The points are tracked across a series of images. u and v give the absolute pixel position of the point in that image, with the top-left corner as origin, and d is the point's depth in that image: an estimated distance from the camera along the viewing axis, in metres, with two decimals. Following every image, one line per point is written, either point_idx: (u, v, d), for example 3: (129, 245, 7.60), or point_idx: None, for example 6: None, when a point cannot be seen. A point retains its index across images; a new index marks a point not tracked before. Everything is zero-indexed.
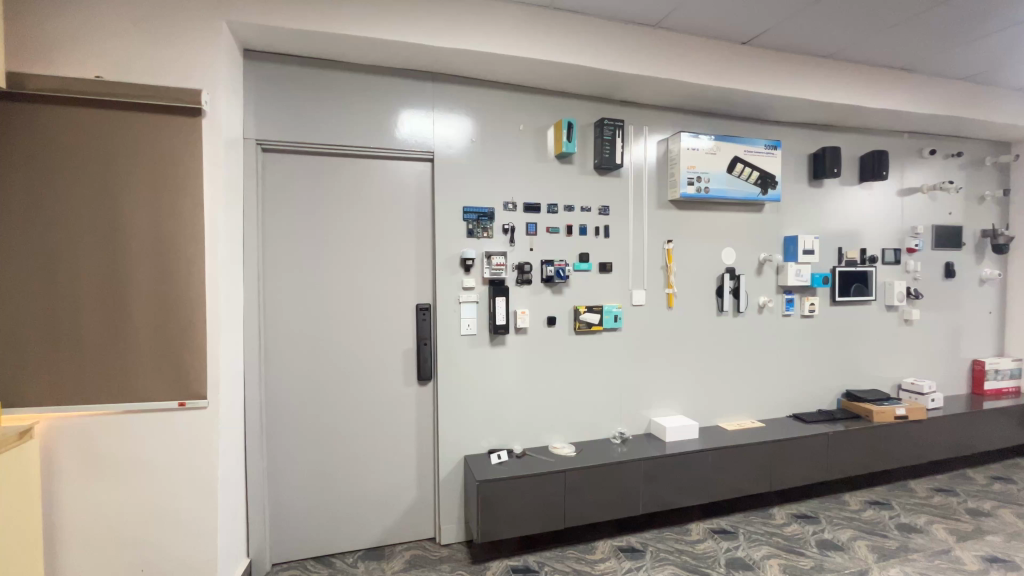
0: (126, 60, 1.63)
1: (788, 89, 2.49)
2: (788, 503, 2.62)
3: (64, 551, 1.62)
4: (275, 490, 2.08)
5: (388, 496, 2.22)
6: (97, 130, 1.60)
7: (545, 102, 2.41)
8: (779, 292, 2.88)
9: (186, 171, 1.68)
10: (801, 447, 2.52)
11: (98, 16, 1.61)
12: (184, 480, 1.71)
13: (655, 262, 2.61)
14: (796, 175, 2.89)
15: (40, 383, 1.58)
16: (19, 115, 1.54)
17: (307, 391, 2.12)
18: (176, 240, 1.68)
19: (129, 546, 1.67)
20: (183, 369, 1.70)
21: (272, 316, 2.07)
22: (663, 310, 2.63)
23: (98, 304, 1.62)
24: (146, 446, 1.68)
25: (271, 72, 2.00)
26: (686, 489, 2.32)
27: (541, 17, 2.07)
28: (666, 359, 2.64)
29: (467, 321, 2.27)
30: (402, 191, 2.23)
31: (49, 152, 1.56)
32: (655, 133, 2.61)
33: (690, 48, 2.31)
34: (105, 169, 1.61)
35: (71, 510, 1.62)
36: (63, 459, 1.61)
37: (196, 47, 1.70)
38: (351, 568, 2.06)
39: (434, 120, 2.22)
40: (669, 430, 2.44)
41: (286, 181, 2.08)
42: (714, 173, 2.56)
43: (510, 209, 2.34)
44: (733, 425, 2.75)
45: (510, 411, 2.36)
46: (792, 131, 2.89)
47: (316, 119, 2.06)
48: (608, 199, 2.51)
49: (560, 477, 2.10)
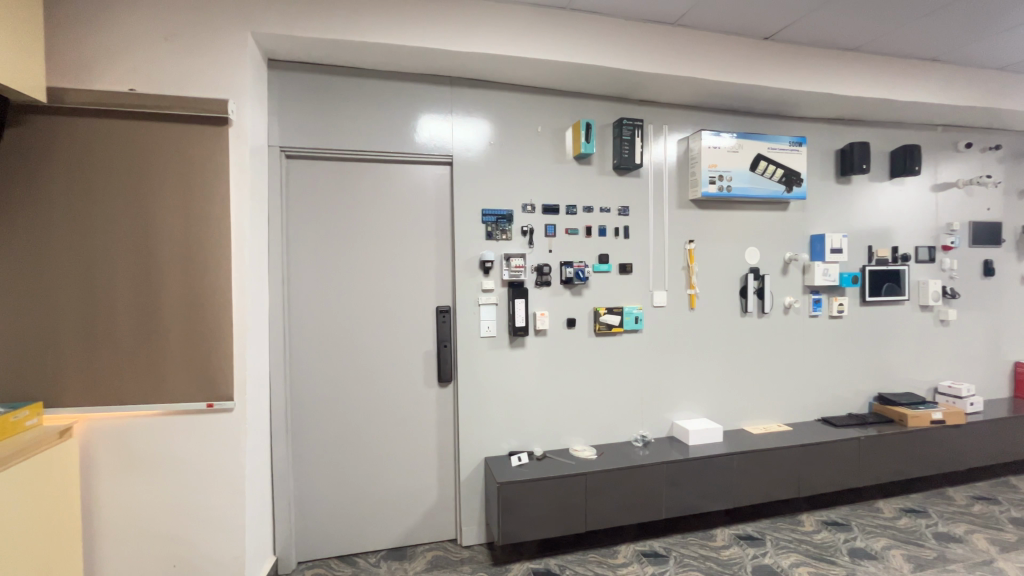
0: (158, 73, 1.69)
1: (813, 85, 2.43)
2: (818, 509, 2.55)
3: (101, 546, 1.68)
4: (300, 490, 2.12)
5: (410, 497, 2.24)
6: (131, 141, 1.67)
7: (563, 103, 2.40)
8: (805, 292, 2.80)
9: (214, 178, 1.73)
10: (831, 452, 2.45)
11: (131, 31, 1.67)
12: (213, 478, 1.76)
13: (676, 263, 2.57)
14: (822, 172, 2.82)
15: (78, 383, 1.64)
16: (60, 127, 1.61)
17: (330, 392, 2.15)
18: (205, 246, 1.73)
19: (162, 541, 1.73)
20: (212, 370, 1.74)
21: (297, 318, 2.11)
22: (685, 312, 2.59)
23: (132, 306, 1.68)
24: (177, 445, 1.73)
25: (294, 80, 2.05)
26: (710, 493, 2.27)
27: (558, 18, 2.07)
28: (690, 361, 2.60)
29: (487, 323, 2.27)
30: (421, 195, 2.25)
31: (86, 162, 1.63)
32: (675, 132, 2.58)
33: (710, 45, 2.28)
34: (139, 178, 1.67)
35: (108, 506, 1.69)
36: (100, 457, 1.68)
37: (222, 58, 1.75)
38: (374, 567, 2.09)
39: (453, 124, 2.23)
40: (692, 433, 2.40)
41: (308, 186, 2.12)
42: (736, 171, 2.51)
43: (529, 210, 2.35)
44: (759, 428, 2.69)
45: (530, 413, 2.36)
46: (818, 126, 2.82)
47: (337, 126, 2.10)
48: (627, 200, 2.49)
49: (582, 479, 2.08)
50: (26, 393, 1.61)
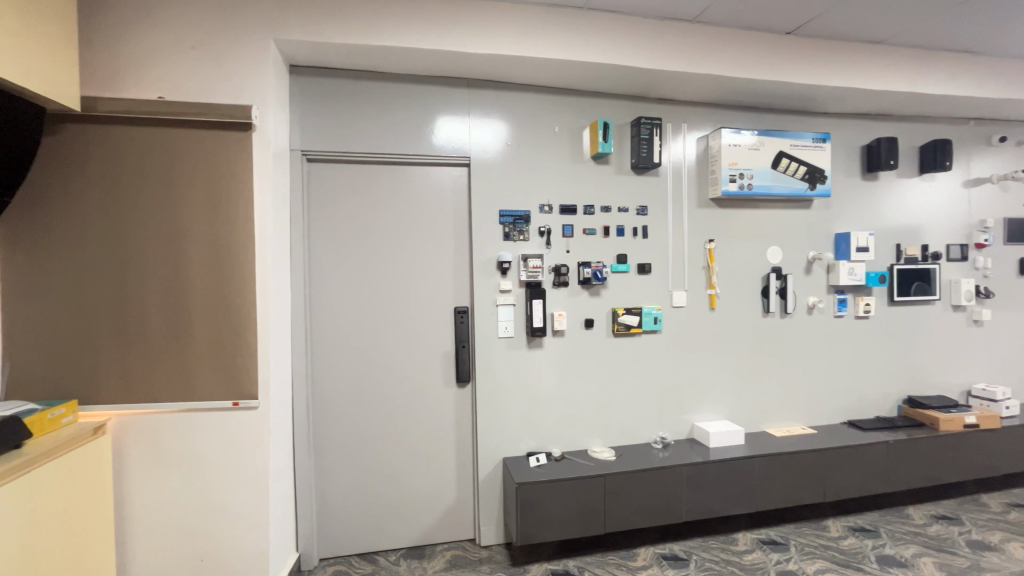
0: (186, 81, 1.74)
1: (838, 79, 2.37)
2: (844, 514, 2.49)
3: (132, 540, 1.74)
4: (321, 489, 2.16)
5: (429, 497, 2.26)
6: (160, 146, 1.72)
7: (581, 103, 2.39)
8: (830, 292, 2.74)
9: (239, 182, 1.78)
10: (858, 456, 2.38)
11: (160, 41, 1.73)
12: (238, 475, 1.80)
13: (696, 263, 2.54)
14: (847, 169, 2.75)
15: (111, 381, 1.71)
16: (94, 135, 1.67)
17: (350, 391, 2.18)
18: (230, 248, 1.77)
19: (190, 535, 1.78)
20: (237, 369, 1.79)
21: (319, 319, 2.15)
22: (705, 312, 2.55)
23: (162, 307, 1.73)
24: (204, 442, 1.78)
25: (315, 85, 2.08)
26: (732, 497, 2.24)
27: (576, 18, 2.06)
28: (710, 362, 2.56)
29: (505, 324, 2.28)
30: (439, 197, 2.27)
31: (119, 167, 1.69)
32: (694, 130, 2.55)
33: (730, 41, 2.24)
34: (168, 183, 1.73)
35: (139, 501, 1.74)
36: (132, 453, 1.74)
37: (245, 65, 1.79)
38: (393, 566, 2.11)
39: (471, 126, 2.25)
40: (713, 435, 2.37)
41: (328, 189, 2.16)
42: (757, 169, 2.47)
43: (547, 211, 2.34)
44: (782, 430, 2.64)
45: (548, 414, 2.35)
46: (843, 122, 2.75)
47: (357, 129, 2.13)
48: (646, 200, 2.47)
49: (600, 481, 2.07)
50: (62, 391, 1.68)
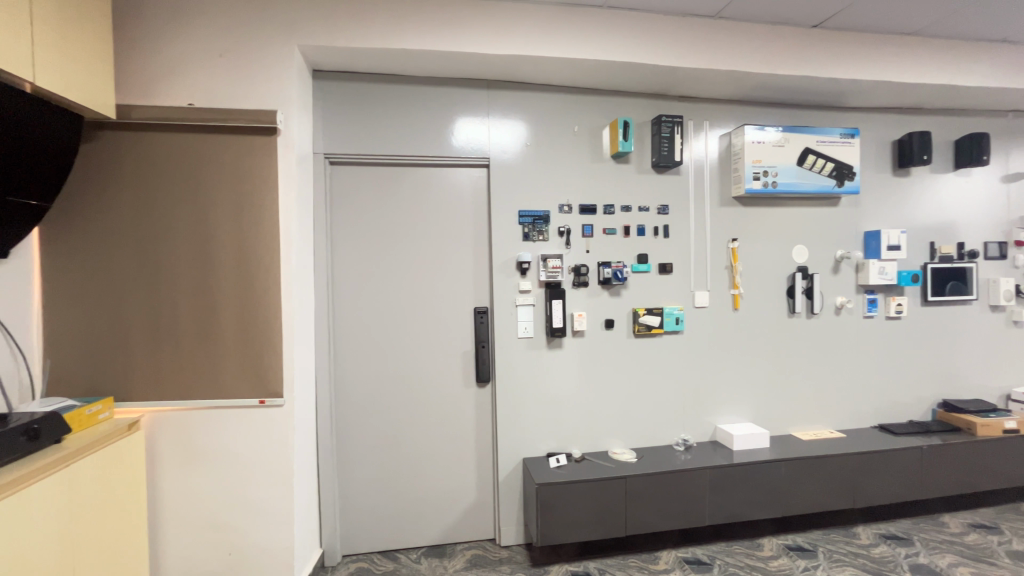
0: (215, 88, 1.80)
1: (867, 73, 2.30)
2: (874, 521, 2.41)
3: (165, 533, 1.80)
4: (344, 486, 2.19)
5: (450, 496, 2.28)
6: (191, 151, 1.77)
7: (600, 102, 2.38)
8: (859, 292, 2.66)
9: (265, 185, 1.82)
10: (890, 461, 2.31)
11: (190, 49, 1.79)
12: (265, 471, 1.84)
13: (718, 262, 2.49)
14: (877, 165, 2.67)
15: (144, 379, 1.77)
16: (128, 141, 1.74)
17: (372, 390, 2.21)
18: (256, 249, 1.82)
19: (219, 529, 1.82)
20: (263, 367, 1.83)
21: (341, 319, 2.19)
22: (728, 312, 2.51)
23: (192, 306, 1.79)
24: (232, 439, 1.83)
25: (337, 89, 2.12)
26: (757, 501, 2.19)
27: (596, 18, 2.05)
28: (733, 364, 2.52)
29: (524, 324, 2.28)
30: (459, 197, 2.28)
31: (151, 172, 1.75)
32: (716, 127, 2.51)
33: (754, 36, 2.20)
34: (198, 186, 1.78)
35: (170, 496, 1.80)
36: (164, 449, 1.79)
37: (270, 71, 1.84)
38: (414, 564, 2.13)
39: (490, 127, 2.26)
40: (736, 438, 2.32)
41: (350, 192, 2.20)
42: (782, 166, 2.42)
43: (566, 211, 2.33)
44: (809, 434, 2.57)
45: (568, 415, 2.34)
46: (872, 117, 2.67)
47: (378, 132, 2.16)
48: (667, 199, 2.44)
49: (621, 482, 2.05)
50: (99, 388, 1.74)
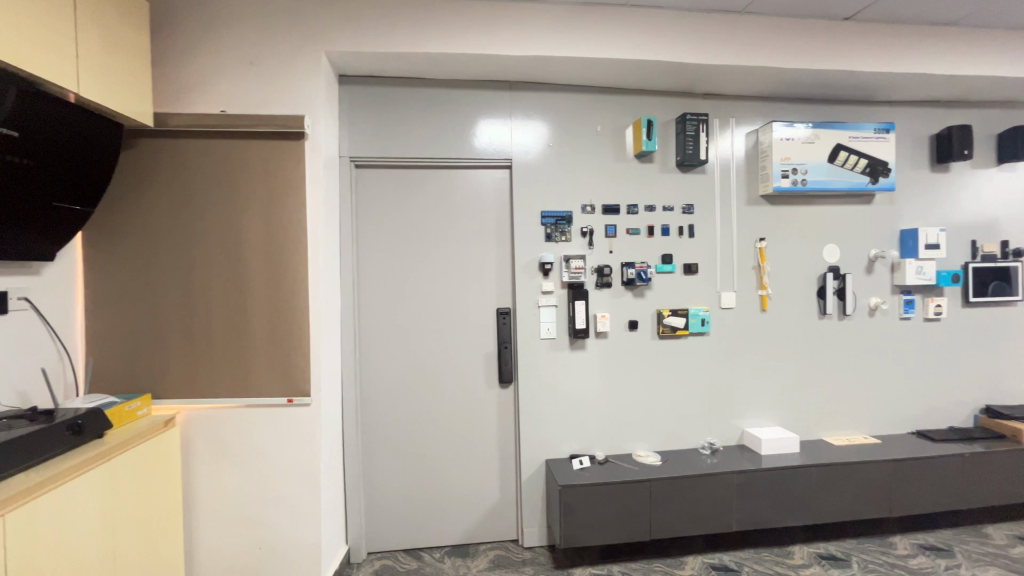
0: (246, 95, 1.85)
1: (902, 66, 2.22)
2: (912, 530, 2.32)
3: (199, 526, 1.86)
4: (369, 484, 2.23)
5: (473, 496, 2.29)
6: (223, 157, 1.83)
7: (623, 101, 2.36)
8: (895, 293, 2.56)
9: (293, 188, 1.86)
10: (929, 469, 2.22)
11: (222, 58, 1.85)
12: (294, 468, 1.89)
13: (745, 262, 2.44)
14: (914, 161, 2.57)
15: (180, 376, 1.83)
16: (165, 148, 1.80)
17: (396, 389, 2.24)
18: (285, 251, 1.86)
19: (249, 524, 1.88)
20: (292, 366, 1.87)
21: (366, 319, 2.22)
22: (756, 313, 2.45)
23: (224, 306, 1.85)
24: (262, 436, 1.88)
25: (363, 93, 2.16)
26: (787, 508, 2.13)
27: (618, 16, 2.04)
28: (762, 366, 2.46)
29: (547, 325, 2.27)
30: (481, 198, 2.30)
31: (187, 177, 1.82)
32: (743, 125, 2.46)
33: (782, 30, 2.14)
34: (230, 190, 1.84)
35: (203, 490, 1.86)
36: (198, 444, 1.85)
37: (299, 77, 1.88)
38: (438, 563, 2.15)
39: (512, 128, 2.26)
40: (765, 442, 2.26)
41: (375, 194, 2.23)
42: (812, 164, 2.35)
43: (589, 211, 2.32)
44: (841, 439, 2.49)
45: (591, 417, 2.33)
46: (908, 111, 2.57)
47: (402, 135, 2.19)
48: (692, 198, 2.40)
49: (645, 486, 2.03)
50: (138, 386, 1.81)
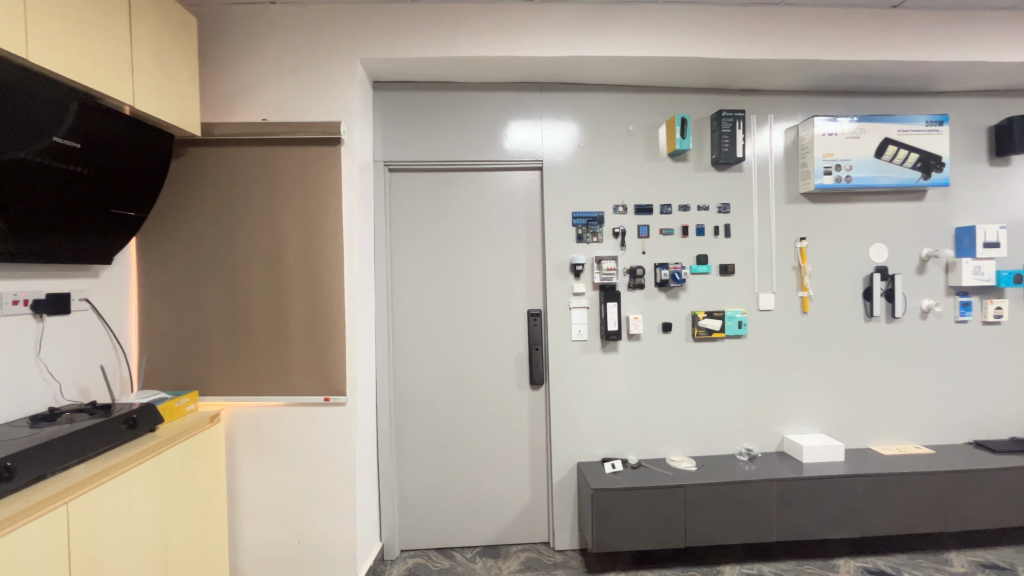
0: (286, 103, 1.92)
1: (956, 55, 2.09)
2: (970, 546, 2.18)
3: (241, 519, 1.93)
4: (402, 483, 2.26)
5: (505, 498, 2.29)
6: (265, 164, 1.90)
7: (656, 99, 2.32)
8: (949, 294, 2.42)
9: (330, 193, 1.92)
10: (989, 482, 2.08)
11: (263, 69, 1.92)
12: (330, 465, 1.94)
13: (785, 263, 2.36)
14: (970, 154, 2.42)
15: (224, 375, 1.91)
16: (211, 156, 1.89)
17: (429, 389, 2.27)
18: (323, 253, 1.92)
19: (288, 518, 1.94)
20: (327, 366, 1.93)
21: (399, 319, 2.27)
22: (796, 316, 2.36)
23: (265, 306, 1.91)
24: (300, 434, 1.94)
25: (396, 99, 2.20)
26: (831, 519, 2.04)
27: (650, 13, 2.00)
28: (804, 371, 2.37)
29: (578, 327, 2.25)
30: (512, 200, 2.30)
31: (231, 183, 1.90)
32: (782, 120, 2.37)
33: (824, 21, 2.06)
34: (271, 195, 1.91)
35: (246, 485, 1.93)
36: (241, 440, 1.93)
37: (334, 85, 1.94)
38: (470, 563, 2.16)
39: (543, 129, 2.26)
40: (806, 450, 2.18)
41: (408, 198, 2.27)
42: (857, 159, 2.25)
43: (621, 212, 2.29)
44: (890, 448, 2.37)
45: (624, 420, 2.29)
46: (963, 101, 2.43)
47: (435, 138, 2.22)
48: (728, 197, 2.33)
49: (680, 491, 1.99)
50: (186, 383, 1.90)
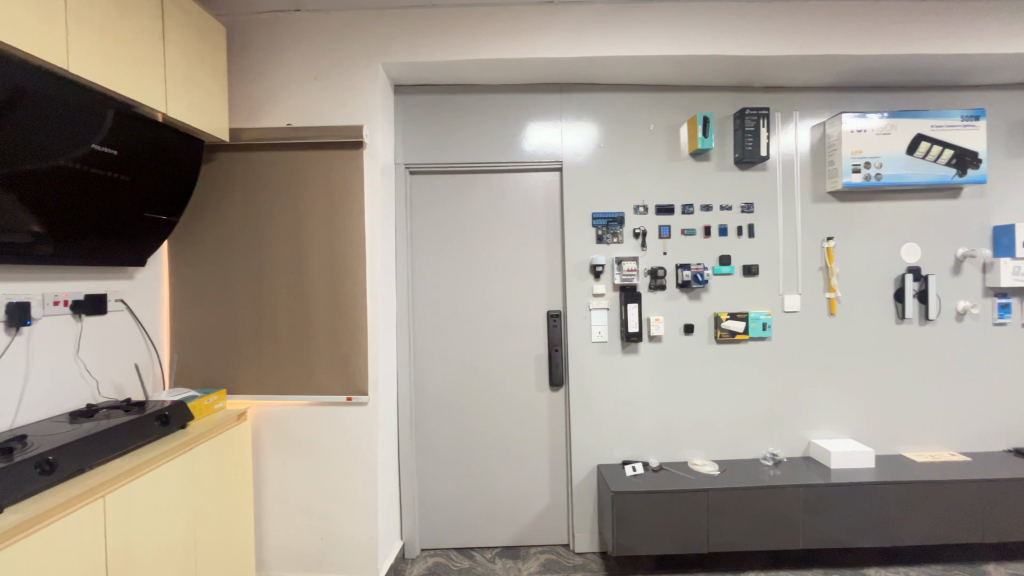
0: (309, 108, 1.96)
1: (995, 46, 2.01)
2: (1009, 559, 2.09)
3: (267, 515, 1.98)
4: (422, 482, 2.29)
5: (524, 499, 2.29)
6: (290, 167, 1.95)
7: (677, 98, 2.29)
8: (987, 296, 2.32)
9: (353, 195, 1.95)
10: None
11: (288, 75, 1.97)
12: (352, 463, 1.97)
13: (812, 263, 2.30)
14: (1009, 150, 2.32)
15: (250, 373, 1.96)
16: (239, 161, 1.94)
17: (449, 390, 2.29)
18: (346, 255, 1.96)
19: (312, 515, 1.97)
20: (349, 365, 1.96)
21: (420, 320, 2.29)
22: (824, 318, 2.30)
23: (290, 306, 1.96)
24: (323, 433, 1.97)
25: (417, 102, 2.23)
26: (860, 527, 1.98)
27: (672, 11, 1.98)
28: (831, 374, 2.30)
29: (598, 328, 2.24)
30: (531, 201, 2.31)
31: (258, 187, 1.95)
32: (808, 117, 2.32)
33: (853, 15, 2.00)
34: (296, 198, 1.95)
35: (271, 481, 1.98)
36: (267, 438, 1.98)
37: (357, 89, 1.97)
38: (489, 564, 2.17)
39: (563, 129, 2.25)
40: (834, 455, 2.12)
41: (429, 200, 2.30)
42: (888, 156, 2.18)
43: (641, 212, 2.27)
44: (923, 455, 2.29)
45: (644, 423, 2.27)
46: (1002, 95, 2.33)
47: (455, 141, 2.24)
48: (751, 196, 2.29)
49: (702, 496, 1.95)
50: (214, 381, 1.96)
